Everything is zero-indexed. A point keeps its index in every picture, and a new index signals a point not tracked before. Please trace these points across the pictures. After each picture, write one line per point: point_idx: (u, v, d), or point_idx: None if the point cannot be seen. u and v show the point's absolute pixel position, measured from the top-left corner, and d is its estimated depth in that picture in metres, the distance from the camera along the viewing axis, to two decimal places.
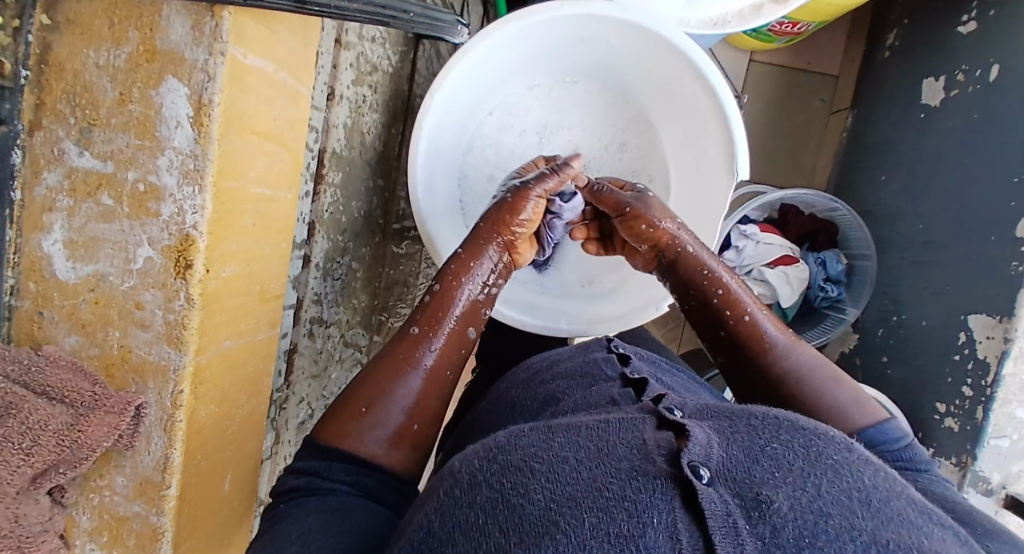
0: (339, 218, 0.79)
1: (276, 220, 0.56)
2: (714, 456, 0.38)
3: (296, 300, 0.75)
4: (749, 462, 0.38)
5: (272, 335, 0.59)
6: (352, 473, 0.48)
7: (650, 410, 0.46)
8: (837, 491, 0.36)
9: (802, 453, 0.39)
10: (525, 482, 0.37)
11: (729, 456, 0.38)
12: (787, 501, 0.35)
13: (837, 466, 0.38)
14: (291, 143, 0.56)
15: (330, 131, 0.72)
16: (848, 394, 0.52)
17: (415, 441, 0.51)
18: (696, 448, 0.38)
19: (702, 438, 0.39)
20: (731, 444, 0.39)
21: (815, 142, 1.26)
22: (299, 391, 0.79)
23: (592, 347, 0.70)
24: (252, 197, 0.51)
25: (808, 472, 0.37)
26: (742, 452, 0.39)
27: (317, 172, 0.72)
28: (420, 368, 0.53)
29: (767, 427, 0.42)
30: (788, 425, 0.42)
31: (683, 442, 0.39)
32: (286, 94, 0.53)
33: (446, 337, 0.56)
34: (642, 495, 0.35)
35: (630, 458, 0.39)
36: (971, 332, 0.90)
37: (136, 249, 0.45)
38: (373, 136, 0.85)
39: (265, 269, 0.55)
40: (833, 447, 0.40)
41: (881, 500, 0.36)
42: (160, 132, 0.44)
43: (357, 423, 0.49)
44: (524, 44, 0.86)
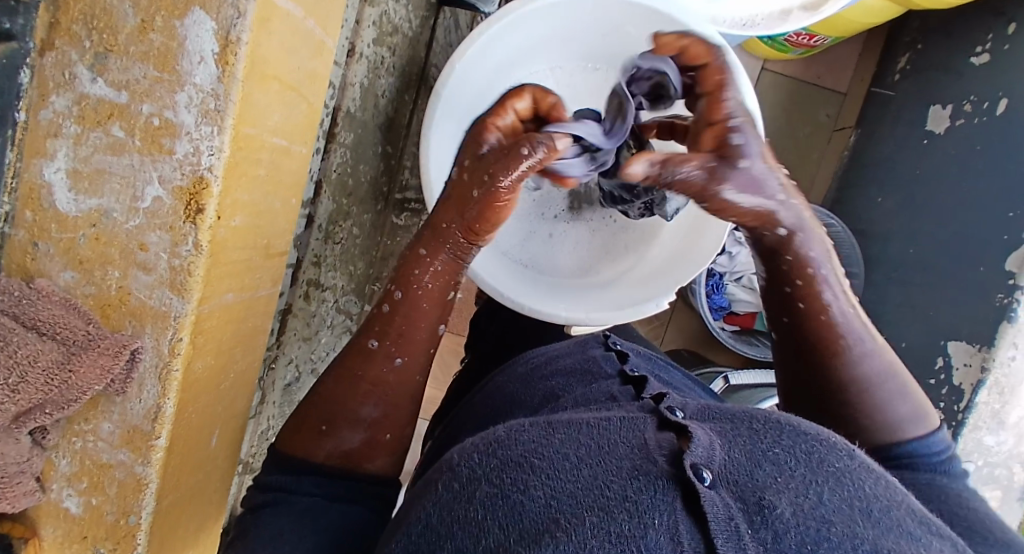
0: (345, 179, 0.77)
1: (286, 174, 0.53)
2: (716, 458, 0.37)
3: (296, 260, 0.72)
4: (749, 465, 0.37)
5: (271, 292, 0.57)
6: (322, 485, 0.53)
7: (651, 409, 0.46)
8: (838, 499, 0.36)
9: (801, 457, 0.39)
10: (526, 478, 0.37)
11: (731, 458, 0.38)
12: (788, 505, 0.35)
13: (836, 473, 0.38)
14: (309, 96, 0.53)
15: (347, 89, 0.70)
16: (908, 404, 0.52)
17: (387, 449, 0.56)
18: (700, 449, 0.38)
19: (704, 439, 0.39)
20: (732, 447, 0.39)
21: (817, 156, 1.26)
22: (289, 353, 0.77)
23: (590, 342, 0.70)
24: (267, 147, 0.49)
25: (810, 479, 0.37)
26: (742, 454, 0.38)
27: (330, 129, 0.70)
28: (375, 379, 0.55)
29: (768, 430, 0.41)
30: (789, 430, 0.41)
31: (685, 442, 0.38)
32: (310, 44, 0.51)
33: (405, 344, 0.56)
34: (643, 495, 0.35)
35: (632, 456, 0.38)
36: (949, 359, 0.92)
37: (144, 187, 0.43)
38: (386, 100, 0.83)
39: (271, 223, 0.53)
40: (833, 452, 0.40)
41: (883, 511, 0.36)
42: (181, 66, 0.41)
43: (319, 440, 0.54)
44: (550, 20, 0.83)
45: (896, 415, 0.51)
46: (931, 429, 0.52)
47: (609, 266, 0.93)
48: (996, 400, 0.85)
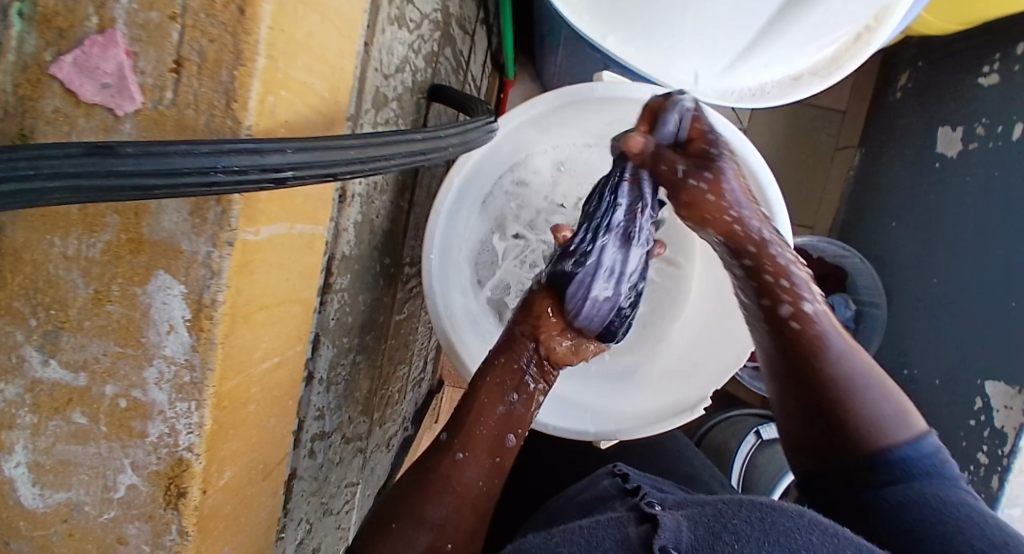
0: (345, 319, 0.69)
1: (278, 387, 0.46)
2: (683, 538, 0.44)
3: (298, 421, 0.65)
4: (712, 537, 0.44)
5: (275, 503, 0.51)
6: None
7: (633, 505, 0.54)
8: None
9: (756, 522, 0.45)
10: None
11: (697, 535, 0.44)
12: None
13: (788, 530, 0.44)
14: (306, 293, 0.46)
15: (341, 235, 0.61)
16: (893, 405, 0.58)
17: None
18: (667, 532, 0.45)
19: (671, 524, 0.46)
20: (697, 525, 0.46)
21: (824, 176, 1.45)
22: (296, 513, 0.72)
23: (600, 474, 0.73)
24: (258, 378, 0.42)
25: (763, 540, 0.43)
26: (707, 530, 0.45)
27: (325, 281, 0.61)
28: (447, 482, 0.61)
29: (731, 507, 0.47)
30: (749, 503, 0.48)
31: (654, 529, 0.46)
32: (301, 243, 0.43)
33: (468, 441, 0.63)
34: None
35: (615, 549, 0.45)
36: (988, 400, 1.03)
37: (115, 475, 0.37)
38: (381, 218, 0.75)
39: (270, 443, 0.47)
40: (787, 515, 0.46)
41: None
42: (147, 337, 0.34)
43: (397, 534, 0.58)
44: (559, 118, 0.79)
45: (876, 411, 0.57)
46: (920, 436, 0.58)
47: (644, 349, 0.87)
48: None
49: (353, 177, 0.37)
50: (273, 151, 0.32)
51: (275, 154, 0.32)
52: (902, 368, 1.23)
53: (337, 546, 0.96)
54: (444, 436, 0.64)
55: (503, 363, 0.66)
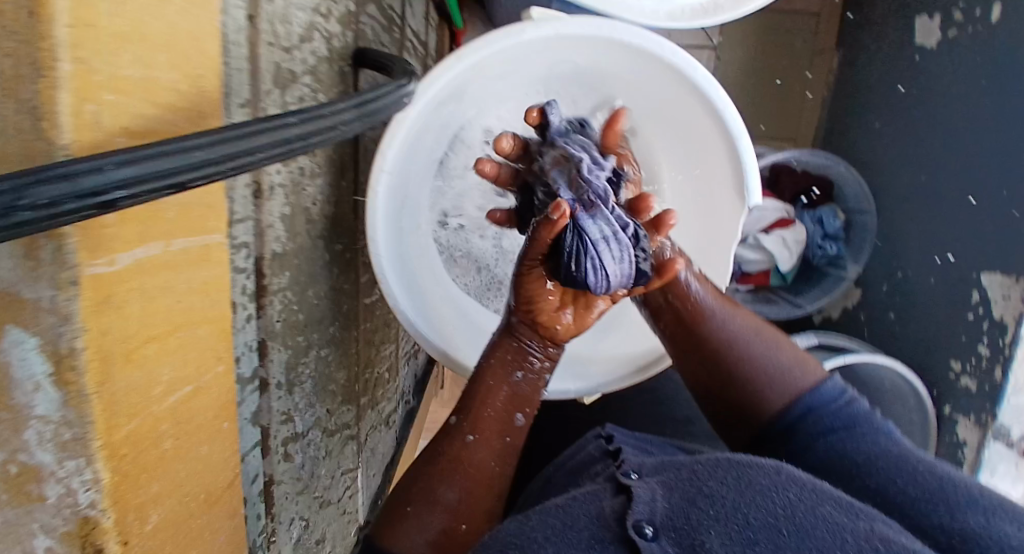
0: (295, 318, 0.66)
1: (201, 415, 0.44)
2: (657, 510, 0.43)
3: (262, 430, 0.63)
4: (686, 506, 0.42)
5: (232, 524, 0.50)
6: None
7: (611, 476, 0.52)
8: (763, 514, 0.41)
9: (731, 484, 0.44)
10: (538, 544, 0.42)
11: (671, 505, 0.43)
12: (717, 536, 0.39)
13: (765, 489, 0.43)
14: (209, 312, 0.43)
15: (264, 234, 0.56)
16: (782, 358, 0.64)
17: (466, 537, 0.53)
18: (641, 506, 0.43)
19: (645, 495, 0.45)
20: (671, 494, 0.44)
21: (805, 84, 1.39)
22: (285, 516, 0.71)
23: (588, 438, 0.70)
24: (166, 410, 0.40)
25: (738, 504, 0.42)
26: (681, 497, 0.43)
27: (258, 284, 0.57)
28: (457, 463, 0.55)
29: (705, 470, 0.46)
30: (724, 464, 0.46)
31: (629, 502, 0.44)
32: (189, 262, 0.40)
33: (480, 423, 0.56)
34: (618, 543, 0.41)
35: (590, 528, 0.43)
36: (986, 292, 0.99)
37: (29, 540, 0.35)
38: (320, 203, 0.69)
39: (206, 468, 0.46)
40: (763, 473, 0.45)
41: (803, 517, 0.41)
42: (16, 400, 0.32)
43: (408, 523, 0.52)
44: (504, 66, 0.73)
45: (766, 365, 0.63)
46: (819, 381, 0.62)
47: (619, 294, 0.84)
48: None
49: (210, 182, 0.33)
50: (91, 171, 0.27)
51: (94, 173, 0.27)
52: (896, 272, 1.19)
53: (348, 532, 0.97)
54: (455, 419, 0.57)
55: (509, 345, 0.59)
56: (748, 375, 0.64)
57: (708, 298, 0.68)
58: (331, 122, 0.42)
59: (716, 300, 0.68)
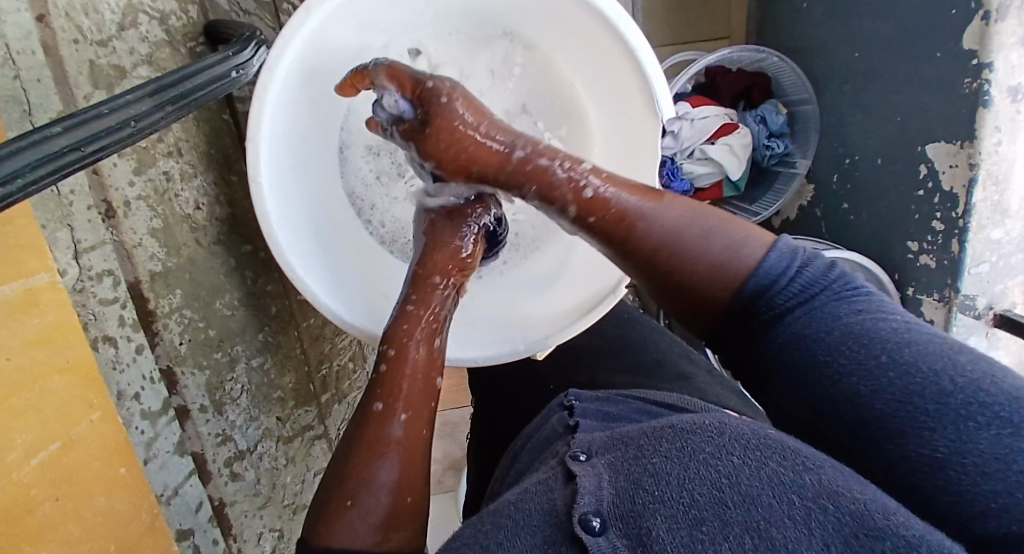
0: (205, 335, 0.62)
1: (87, 467, 0.40)
2: (604, 498, 0.31)
3: (195, 457, 0.60)
4: (630, 490, 0.30)
5: None
6: None
7: (562, 460, 0.39)
8: (711, 486, 0.29)
9: (677, 453, 0.31)
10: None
11: (617, 492, 0.31)
12: (664, 521, 0.28)
13: (716, 452, 0.31)
14: (64, 359, 0.39)
15: (131, 254, 0.53)
16: (726, 233, 0.40)
17: (414, 513, 0.40)
18: (585, 495, 0.31)
19: (590, 483, 0.32)
20: (620, 479, 0.32)
21: None
22: (250, 533, 0.69)
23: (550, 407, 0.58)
24: (32, 474, 0.37)
25: (684, 478, 0.30)
26: (627, 479, 0.31)
27: (142, 312, 0.55)
28: (392, 444, 0.41)
29: (651, 441, 0.34)
30: (673, 428, 0.34)
31: (573, 493, 0.32)
32: (12, 311, 0.36)
33: (409, 398, 0.43)
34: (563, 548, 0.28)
35: (540, 528, 0.30)
36: (933, 164, 0.97)
37: None
38: (205, 206, 0.64)
39: (111, 520, 0.42)
40: (711, 432, 0.33)
41: (762, 482, 0.29)
42: None
43: (345, 520, 0.38)
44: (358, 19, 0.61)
45: (716, 252, 0.40)
46: (766, 246, 0.39)
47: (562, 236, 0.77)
48: (994, 192, 0.90)
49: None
50: None
51: None
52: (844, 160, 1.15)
53: None
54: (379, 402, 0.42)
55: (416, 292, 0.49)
56: (694, 276, 0.40)
57: (621, 194, 0.43)
58: (150, 121, 0.40)
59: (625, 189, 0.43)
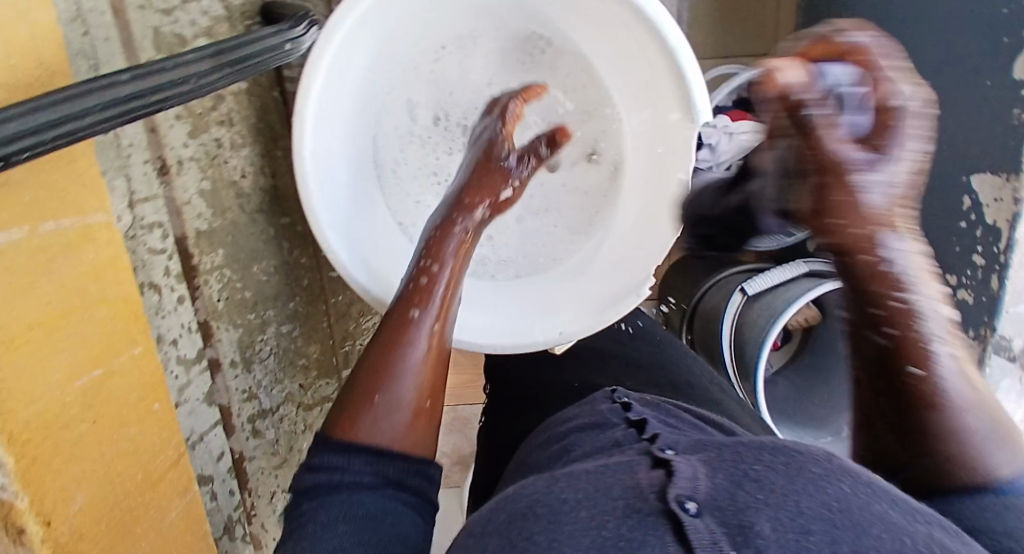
0: (240, 296, 0.66)
1: (124, 397, 0.43)
2: (703, 487, 0.30)
3: (221, 410, 0.64)
4: (732, 487, 0.29)
5: (185, 503, 0.50)
6: (373, 463, 0.39)
7: (645, 451, 0.39)
8: (819, 504, 0.28)
9: (783, 469, 0.30)
10: (528, 526, 0.30)
11: (715, 485, 0.30)
12: (768, 519, 0.27)
13: (820, 477, 0.30)
14: (105, 294, 0.42)
15: (182, 211, 0.57)
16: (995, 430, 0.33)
17: (431, 419, 0.41)
18: (683, 480, 0.30)
19: (687, 471, 0.31)
20: (717, 472, 0.31)
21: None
22: (265, 490, 0.72)
23: (596, 398, 0.59)
24: (76, 395, 0.39)
25: (792, 490, 0.29)
26: (726, 476, 0.30)
27: (186, 265, 0.58)
28: (417, 345, 0.42)
29: (752, 451, 0.33)
30: (784, 448, 0.33)
31: (668, 477, 0.31)
32: (69, 242, 0.39)
33: (444, 308, 0.44)
34: (636, 533, 0.28)
35: (627, 497, 0.31)
36: (975, 197, 0.92)
37: None
38: (251, 177, 0.68)
39: (139, 450, 0.45)
40: (816, 460, 0.32)
41: (865, 509, 0.28)
42: None
43: (369, 416, 0.39)
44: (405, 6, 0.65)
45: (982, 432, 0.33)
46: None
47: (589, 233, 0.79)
48: None
49: (45, 154, 0.32)
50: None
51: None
52: None
53: None
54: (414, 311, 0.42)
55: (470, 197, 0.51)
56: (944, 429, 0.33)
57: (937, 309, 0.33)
58: (206, 82, 0.43)
59: (942, 317, 0.33)
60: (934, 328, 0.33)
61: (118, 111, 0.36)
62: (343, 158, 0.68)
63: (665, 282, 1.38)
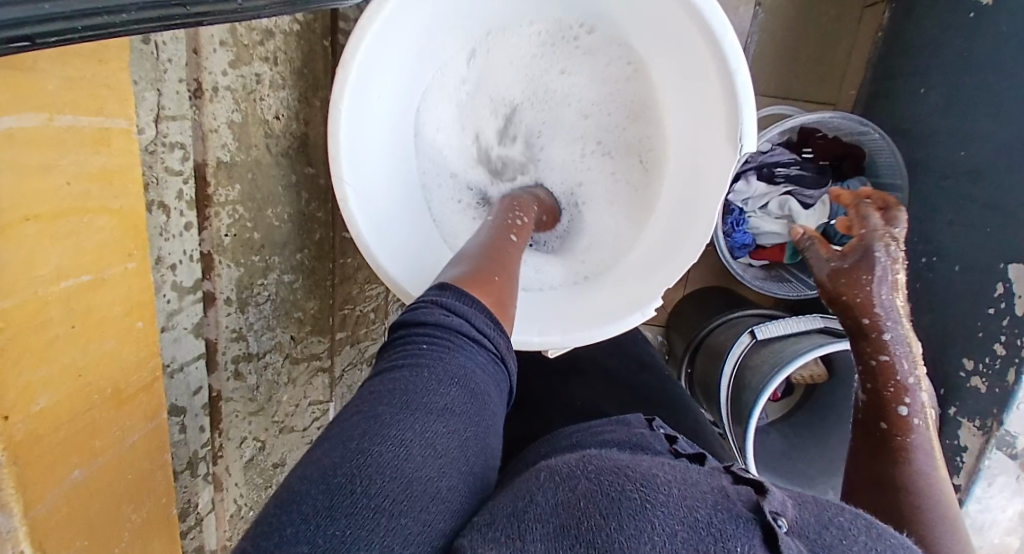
0: (248, 236, 0.65)
1: (107, 312, 0.42)
2: (790, 512, 0.37)
3: (206, 345, 0.63)
4: (818, 526, 0.37)
5: (151, 430, 0.49)
6: (493, 327, 0.41)
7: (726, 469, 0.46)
8: None
9: (865, 528, 0.37)
10: (621, 482, 0.36)
11: (801, 517, 0.37)
12: None
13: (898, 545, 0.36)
14: (111, 205, 0.41)
15: (207, 139, 0.56)
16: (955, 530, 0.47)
17: (492, 286, 0.45)
18: (776, 501, 0.37)
19: (778, 495, 0.39)
20: (804, 508, 0.39)
21: (850, 39, 1.24)
22: (236, 433, 0.71)
23: (632, 422, 0.63)
24: (59, 298, 0.38)
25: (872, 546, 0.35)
26: (813, 516, 0.38)
27: (200, 194, 0.57)
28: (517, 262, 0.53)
29: (834, 505, 0.40)
30: (863, 512, 0.39)
31: (761, 494, 0.38)
32: (79, 142, 0.38)
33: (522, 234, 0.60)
34: (727, 526, 0.34)
35: (716, 495, 0.37)
36: (1009, 285, 0.92)
37: None
38: (284, 121, 0.68)
39: (114, 368, 0.44)
40: (893, 533, 0.38)
41: None
42: None
43: (495, 287, 0.45)
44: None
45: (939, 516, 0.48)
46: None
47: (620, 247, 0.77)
48: None
49: (69, 43, 0.31)
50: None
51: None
52: (922, 257, 1.09)
53: None
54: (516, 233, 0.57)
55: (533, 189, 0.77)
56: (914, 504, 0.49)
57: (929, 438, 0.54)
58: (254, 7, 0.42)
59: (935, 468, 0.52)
60: (923, 446, 0.53)
61: (157, 17, 0.35)
62: (378, 119, 0.67)
63: (677, 311, 1.35)
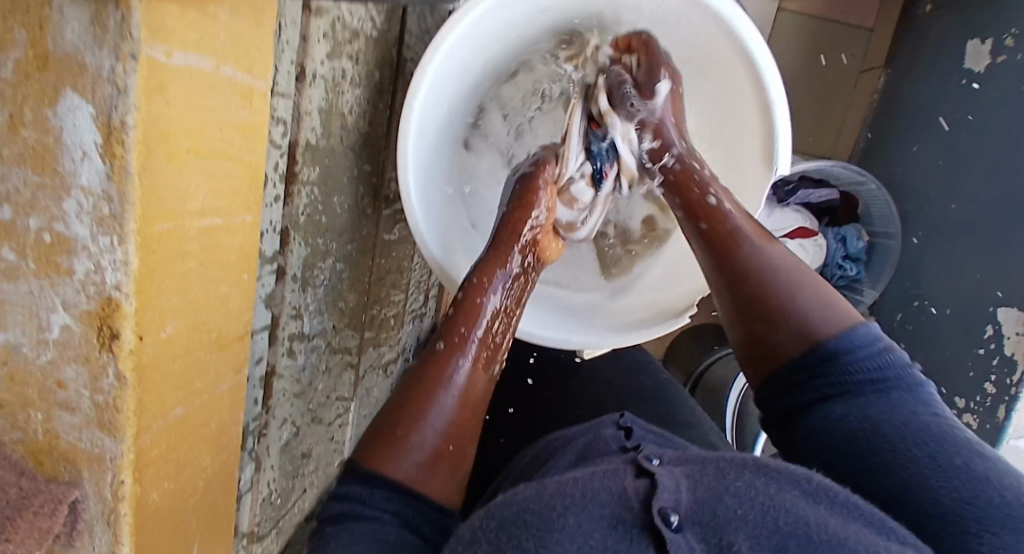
0: (318, 220, 0.68)
1: (226, 257, 0.45)
2: (681, 500, 0.40)
3: (270, 319, 0.65)
4: (713, 501, 0.39)
5: (237, 381, 0.51)
6: (393, 502, 0.49)
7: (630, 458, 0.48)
8: (790, 519, 0.38)
9: (759, 486, 0.41)
10: (518, 533, 0.38)
11: (698, 498, 0.40)
12: (746, 539, 0.37)
13: (792, 498, 0.40)
14: (244, 154, 0.44)
15: (302, 119, 0.59)
16: (814, 299, 0.59)
17: (452, 463, 0.53)
18: (664, 494, 0.40)
19: (669, 484, 0.41)
20: (698, 488, 0.41)
21: (846, 100, 1.35)
22: (280, 413, 0.71)
23: (602, 422, 0.63)
24: (198, 232, 0.40)
25: (766, 506, 0.39)
26: (708, 492, 0.40)
27: (289, 170, 0.60)
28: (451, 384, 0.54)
29: (731, 468, 0.43)
30: (751, 465, 0.44)
31: (651, 489, 0.41)
32: (233, 93, 0.41)
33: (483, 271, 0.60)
34: (620, 544, 0.37)
35: (611, 506, 0.40)
36: (999, 328, 0.98)
37: (48, 314, 0.37)
38: (356, 114, 0.72)
39: (223, 308, 0.46)
40: (789, 482, 0.42)
41: (834, 525, 0.38)
42: (63, 165, 0.34)
43: (393, 454, 0.50)
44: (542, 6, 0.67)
45: (807, 307, 0.59)
46: (854, 323, 0.58)
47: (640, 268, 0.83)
48: None
49: None
50: None
51: None
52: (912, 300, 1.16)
53: (332, 465, 0.93)
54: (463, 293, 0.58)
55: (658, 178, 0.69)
56: (790, 310, 0.59)
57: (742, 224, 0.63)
58: None
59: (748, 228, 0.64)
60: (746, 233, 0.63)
61: None
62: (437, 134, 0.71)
63: (673, 345, 1.39)
